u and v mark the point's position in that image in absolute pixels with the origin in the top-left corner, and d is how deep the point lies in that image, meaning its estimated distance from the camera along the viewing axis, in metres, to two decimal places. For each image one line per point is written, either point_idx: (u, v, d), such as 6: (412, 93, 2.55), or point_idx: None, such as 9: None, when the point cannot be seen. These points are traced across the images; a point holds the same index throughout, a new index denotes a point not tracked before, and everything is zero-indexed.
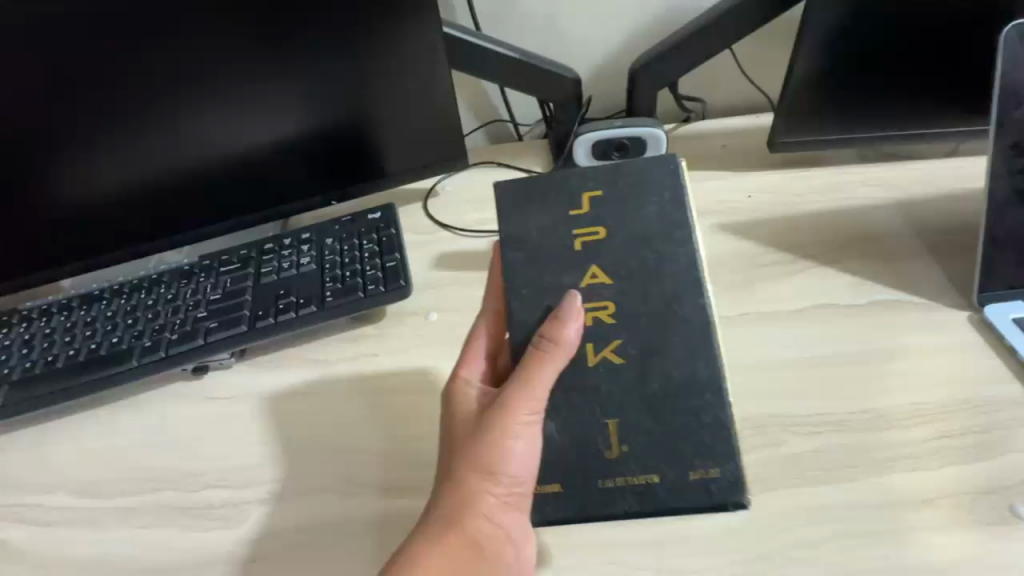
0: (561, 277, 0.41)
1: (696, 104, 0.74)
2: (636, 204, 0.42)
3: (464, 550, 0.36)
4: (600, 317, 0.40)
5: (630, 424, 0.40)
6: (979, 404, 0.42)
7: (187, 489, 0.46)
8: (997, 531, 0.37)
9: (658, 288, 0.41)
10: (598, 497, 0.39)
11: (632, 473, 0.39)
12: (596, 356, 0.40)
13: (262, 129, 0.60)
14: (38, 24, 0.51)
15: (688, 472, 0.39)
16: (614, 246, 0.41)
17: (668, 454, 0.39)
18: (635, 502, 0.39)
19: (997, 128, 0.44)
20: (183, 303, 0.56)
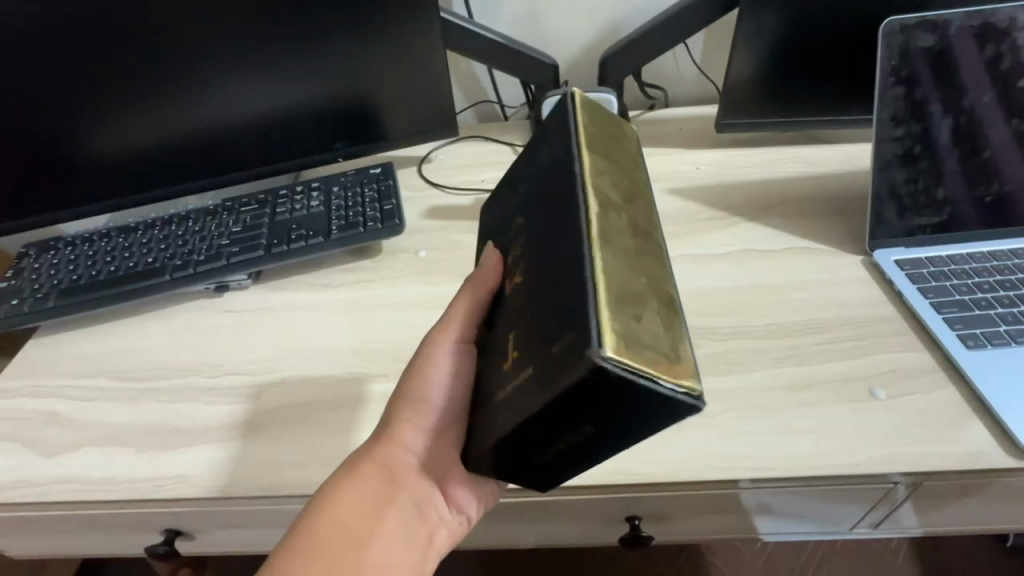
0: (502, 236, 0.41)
1: (659, 92, 0.85)
2: (541, 136, 0.39)
3: (382, 477, 0.41)
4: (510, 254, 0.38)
5: (525, 328, 0.32)
6: (856, 320, 0.53)
7: (210, 375, 0.56)
8: (856, 405, 0.47)
9: (552, 174, 0.34)
10: (486, 426, 0.33)
11: (519, 375, 0.30)
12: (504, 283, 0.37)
13: (282, 94, 0.70)
14: None
15: (559, 347, 0.27)
16: (531, 175, 0.39)
17: (542, 341, 0.29)
18: (517, 407, 0.29)
19: (879, 103, 0.55)
20: (207, 235, 0.66)
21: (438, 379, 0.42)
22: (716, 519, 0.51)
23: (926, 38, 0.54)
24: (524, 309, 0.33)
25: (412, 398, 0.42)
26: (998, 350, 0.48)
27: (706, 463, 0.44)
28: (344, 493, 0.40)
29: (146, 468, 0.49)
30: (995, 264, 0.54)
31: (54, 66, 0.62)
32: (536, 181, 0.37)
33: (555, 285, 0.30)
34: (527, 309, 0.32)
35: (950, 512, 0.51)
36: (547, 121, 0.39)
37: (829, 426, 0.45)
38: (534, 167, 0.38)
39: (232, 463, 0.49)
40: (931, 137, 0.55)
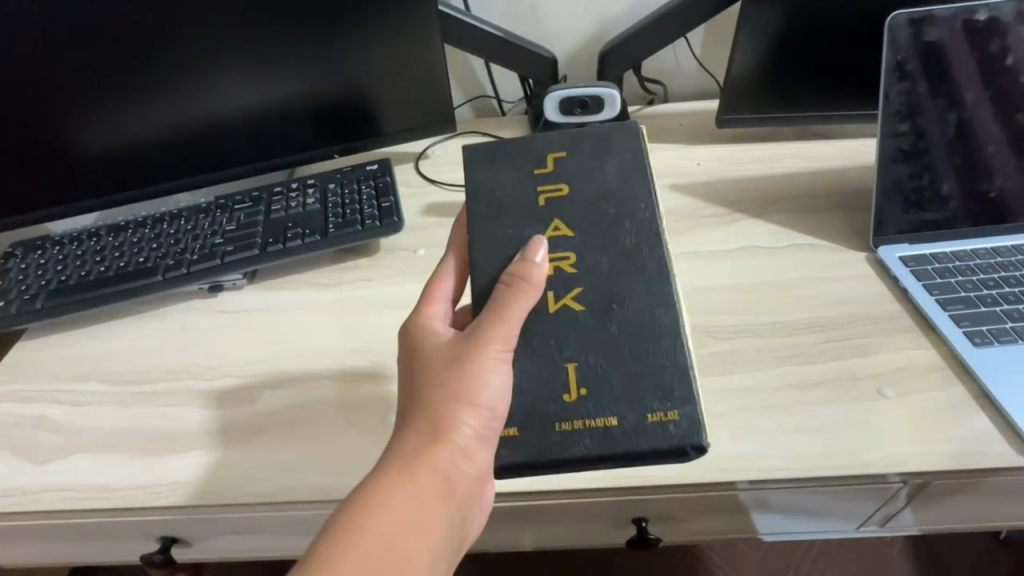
0: (526, 229, 0.46)
1: (658, 87, 0.85)
2: (596, 166, 0.47)
3: (433, 484, 0.38)
4: (563, 267, 0.45)
5: (589, 366, 0.43)
6: (861, 317, 0.52)
7: (204, 378, 0.54)
8: (864, 405, 0.46)
9: (618, 231, 0.45)
10: (544, 443, 0.42)
11: (592, 413, 0.42)
12: (556, 303, 0.44)
13: (276, 89, 0.69)
14: None
15: (646, 414, 0.41)
16: (578, 197, 0.46)
17: (626, 398, 0.42)
18: (593, 440, 0.41)
19: (884, 97, 0.54)
20: (201, 233, 0.64)
21: (496, 381, 0.41)
22: (722, 520, 0.51)
23: (931, 32, 0.53)
24: (589, 351, 0.43)
25: (462, 399, 0.40)
26: (1005, 347, 0.48)
27: (715, 464, 0.43)
28: (396, 501, 0.37)
29: (140, 475, 0.47)
30: (1000, 261, 0.54)
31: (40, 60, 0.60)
32: (589, 211, 0.46)
33: (634, 356, 0.43)
34: (593, 354, 0.43)
35: (955, 510, 0.51)
36: (607, 154, 0.48)
37: (837, 426, 0.45)
38: (580, 196, 0.46)
39: (228, 468, 0.47)
40: (936, 133, 0.55)
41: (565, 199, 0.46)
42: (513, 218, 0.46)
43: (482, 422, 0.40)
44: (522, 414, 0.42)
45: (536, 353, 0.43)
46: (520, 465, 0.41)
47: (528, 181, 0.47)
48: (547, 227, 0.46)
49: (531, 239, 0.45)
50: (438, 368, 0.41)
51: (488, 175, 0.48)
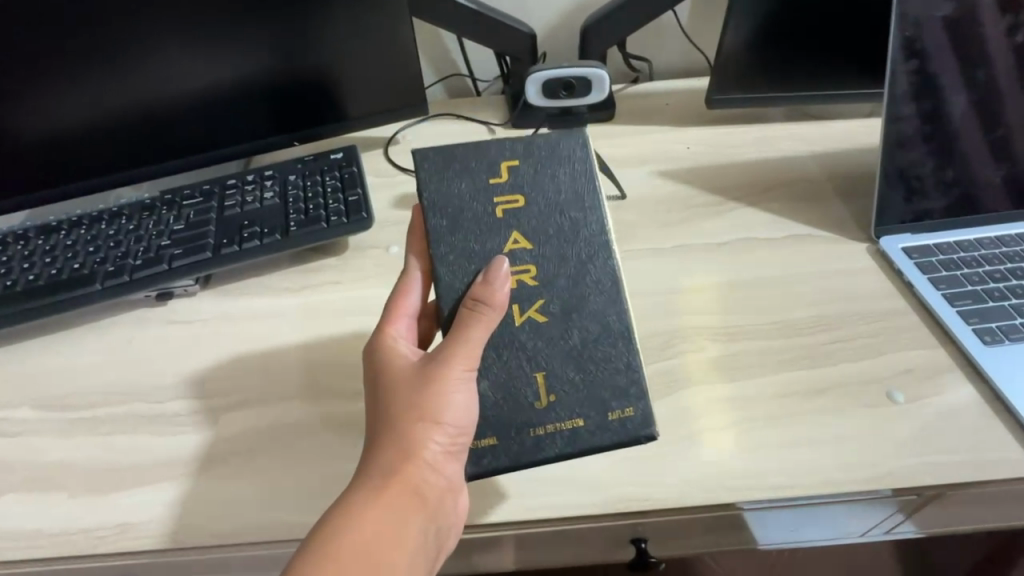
0: (485, 243, 0.41)
1: (643, 64, 0.79)
2: (552, 172, 0.42)
3: (404, 501, 0.36)
4: (526, 279, 0.41)
5: (555, 374, 0.40)
6: (866, 314, 0.50)
7: (156, 400, 0.48)
8: (874, 411, 0.43)
9: (575, 243, 0.41)
10: (512, 451, 0.40)
11: (558, 418, 0.40)
12: (521, 315, 0.41)
13: (223, 68, 0.61)
14: None
15: (607, 413, 0.40)
16: (534, 208, 0.41)
17: (589, 397, 0.40)
18: (564, 445, 0.40)
19: (892, 77, 0.51)
20: (144, 233, 0.57)
21: (465, 397, 0.38)
22: (725, 533, 0.48)
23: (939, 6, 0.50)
24: (551, 358, 0.41)
25: (428, 416, 0.37)
26: (1016, 345, 0.45)
27: (722, 483, 0.40)
28: (366, 519, 0.35)
29: (82, 517, 0.42)
30: (1004, 251, 0.52)
31: None
32: (547, 224, 0.41)
33: (594, 359, 0.41)
34: (557, 361, 0.41)
35: (961, 514, 0.49)
36: (558, 161, 0.42)
37: (848, 436, 0.42)
38: (536, 205, 0.41)
39: (186, 505, 0.42)
40: (941, 115, 0.52)
41: (520, 211, 0.41)
42: (471, 231, 0.41)
43: (451, 438, 0.38)
44: (492, 423, 0.40)
45: (504, 366, 0.41)
46: (493, 470, 0.40)
47: (480, 190, 0.41)
48: (506, 242, 0.41)
49: (490, 254, 0.41)
50: (401, 387, 0.38)
51: (441, 180, 0.41)
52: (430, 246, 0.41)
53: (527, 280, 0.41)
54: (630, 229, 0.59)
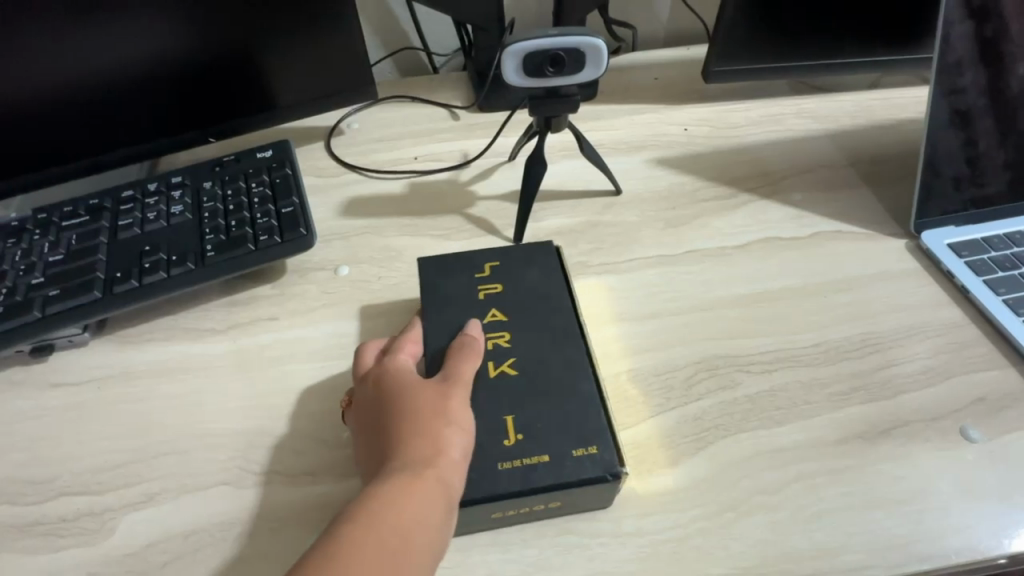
0: (463, 317, 0.39)
1: (626, 32, 0.69)
2: (530, 261, 0.41)
3: (423, 506, 0.29)
4: (501, 342, 0.37)
5: (527, 412, 0.34)
6: (919, 329, 0.42)
7: (31, 500, 0.36)
8: (951, 455, 0.36)
9: (550, 316, 0.38)
10: (487, 479, 0.31)
11: (521, 453, 0.32)
12: (494, 370, 0.36)
13: (100, 50, 0.47)
14: None
15: (571, 449, 0.32)
16: (512, 292, 0.40)
17: (561, 433, 0.33)
18: (531, 483, 0.31)
19: (943, 43, 0.43)
20: (10, 269, 0.44)
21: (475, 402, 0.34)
22: None
23: None
24: (517, 397, 0.35)
25: (447, 419, 0.32)
26: None
27: (784, 570, 0.32)
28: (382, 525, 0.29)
29: None
30: None
31: None
32: (527, 304, 0.39)
33: (557, 396, 0.34)
34: (525, 398, 0.34)
35: None
36: (533, 262, 0.41)
37: (924, 491, 0.34)
38: (516, 290, 0.40)
39: None
40: (997, 87, 0.45)
41: (500, 295, 0.39)
42: (451, 308, 0.39)
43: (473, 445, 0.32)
44: None
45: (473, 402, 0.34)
46: (473, 504, 0.31)
47: (463, 277, 0.41)
48: (483, 315, 0.39)
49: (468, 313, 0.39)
50: (408, 394, 0.34)
51: (430, 268, 0.41)
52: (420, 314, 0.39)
53: (498, 346, 0.37)
54: (629, 235, 0.49)
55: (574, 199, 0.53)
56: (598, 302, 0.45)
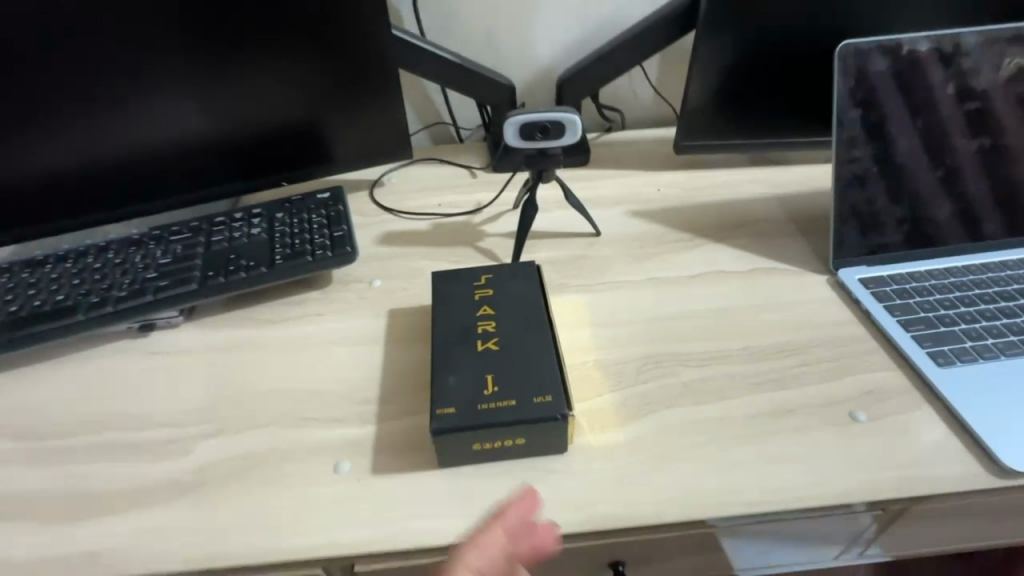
0: (462, 311, 0.50)
1: (616, 115, 0.85)
2: (515, 273, 0.54)
3: None
4: (488, 326, 0.49)
5: (503, 372, 0.45)
6: (829, 340, 0.52)
7: (132, 428, 0.48)
8: (840, 430, 0.45)
9: (529, 309, 0.50)
10: (469, 414, 0.42)
11: (497, 398, 0.43)
12: (482, 345, 0.47)
13: (214, 115, 0.64)
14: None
15: (533, 397, 0.43)
16: (500, 294, 0.52)
17: (527, 385, 0.43)
18: (502, 418, 0.42)
19: (838, 125, 0.55)
20: (131, 267, 0.59)
21: None
22: (704, 559, 0.48)
23: (879, 61, 0.54)
24: (497, 362, 0.45)
25: None
26: (967, 366, 0.48)
27: (695, 500, 0.41)
28: None
29: (51, 544, 0.41)
30: (951, 280, 0.55)
31: None
32: (510, 302, 0.51)
33: (527, 362, 0.45)
34: (503, 363, 0.45)
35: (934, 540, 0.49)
36: (517, 274, 0.54)
37: (814, 452, 0.44)
38: (504, 293, 0.52)
39: (155, 534, 0.41)
40: (889, 158, 0.56)
41: (491, 296, 0.51)
42: (453, 305, 0.51)
43: None
44: (447, 397, 0.43)
45: (463, 366, 0.45)
46: (457, 429, 0.41)
47: (464, 284, 0.53)
48: (476, 309, 0.50)
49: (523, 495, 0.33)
50: None
51: (440, 279, 0.54)
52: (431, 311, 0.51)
53: (486, 330, 0.48)
54: (604, 265, 0.62)
55: (561, 238, 0.66)
56: (569, 311, 0.57)
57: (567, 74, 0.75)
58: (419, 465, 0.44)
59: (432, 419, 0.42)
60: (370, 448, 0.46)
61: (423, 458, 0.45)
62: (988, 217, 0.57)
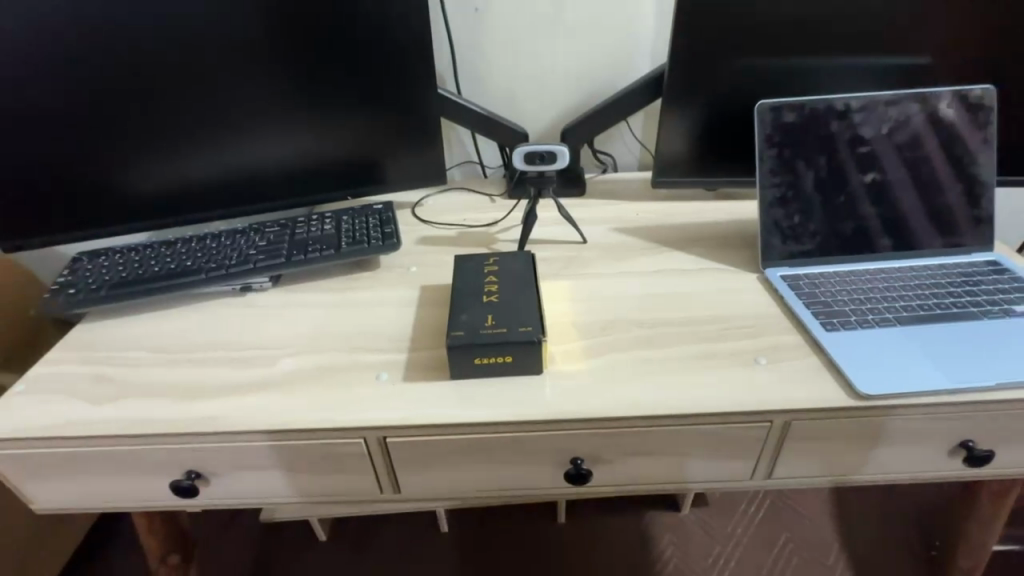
0: (474, 277, 0.70)
1: (609, 159, 1.06)
2: (516, 257, 0.73)
3: None
4: (492, 286, 0.67)
5: (500, 312, 0.63)
6: (752, 313, 0.68)
7: (235, 349, 0.67)
8: (748, 368, 0.60)
9: (523, 278, 0.69)
10: (473, 335, 0.60)
11: (494, 326, 0.61)
12: (486, 297, 0.65)
13: (304, 145, 0.87)
14: (170, 63, 0.76)
15: (520, 326, 0.60)
16: (503, 269, 0.71)
17: (516, 320, 0.61)
18: (497, 338, 0.59)
19: (760, 159, 0.74)
20: (237, 247, 0.80)
21: None
22: (649, 472, 0.62)
23: (788, 116, 0.73)
24: (496, 307, 0.64)
25: None
26: (848, 332, 0.64)
27: (632, 405, 0.57)
28: None
29: (182, 411, 0.59)
30: (847, 279, 0.72)
31: (126, 118, 0.78)
32: (510, 273, 0.70)
33: (517, 308, 0.63)
34: (500, 307, 0.64)
35: (835, 470, 0.62)
36: (517, 258, 0.73)
37: (725, 380, 0.59)
38: (506, 268, 0.71)
39: (250, 409, 0.59)
40: (799, 186, 0.74)
41: (497, 270, 0.71)
42: (469, 275, 0.70)
43: None
44: (459, 325, 0.61)
45: (472, 308, 0.64)
46: (464, 345, 0.59)
47: (478, 263, 0.72)
48: (485, 276, 0.69)
49: None
50: None
51: (461, 260, 0.73)
52: (453, 278, 0.71)
53: (490, 290, 0.67)
54: (588, 261, 0.80)
55: (557, 243, 0.84)
56: (556, 288, 0.74)
57: (569, 125, 0.96)
58: (437, 377, 0.62)
59: (448, 339, 0.60)
60: (403, 366, 0.63)
61: (439, 373, 0.62)
62: (878, 235, 0.75)
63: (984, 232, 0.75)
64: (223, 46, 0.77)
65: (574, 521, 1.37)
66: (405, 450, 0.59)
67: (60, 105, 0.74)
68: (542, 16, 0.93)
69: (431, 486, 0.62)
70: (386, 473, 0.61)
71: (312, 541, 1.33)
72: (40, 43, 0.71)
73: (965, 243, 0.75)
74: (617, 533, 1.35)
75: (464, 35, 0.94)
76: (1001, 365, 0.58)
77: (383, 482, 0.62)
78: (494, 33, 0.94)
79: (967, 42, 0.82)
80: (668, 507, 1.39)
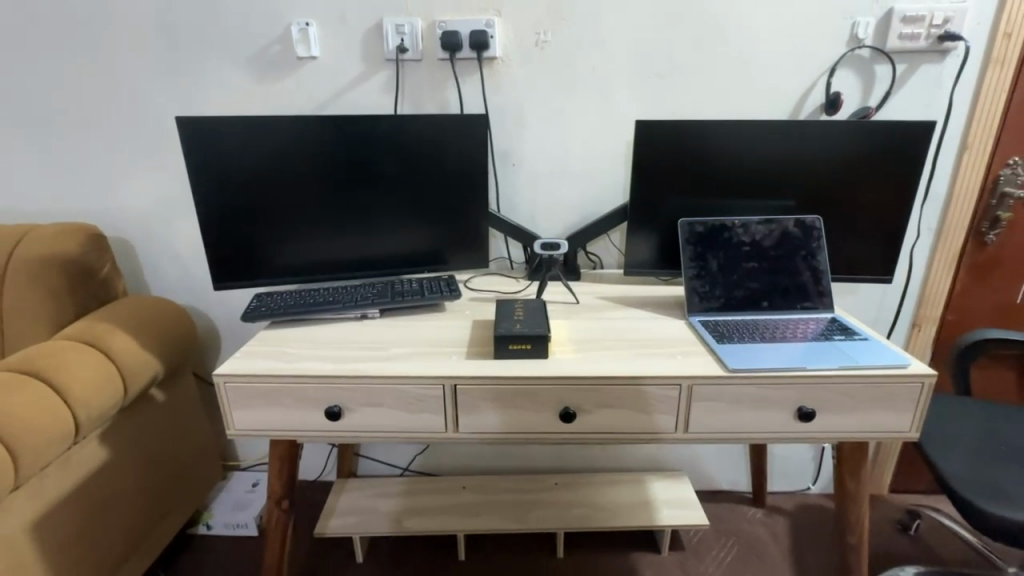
0: (508, 308, 1.15)
1: (597, 260, 1.57)
2: (534, 301, 1.19)
3: None
4: (519, 312, 1.13)
5: (524, 322, 1.07)
6: (677, 336, 1.12)
7: (363, 343, 1.11)
8: (670, 358, 1.03)
9: (538, 310, 1.14)
10: (509, 331, 1.03)
11: (521, 327, 1.04)
12: (516, 316, 1.10)
13: (402, 238, 1.38)
14: (335, 186, 1.29)
15: (537, 328, 1.04)
16: (526, 306, 1.16)
17: (535, 325, 1.05)
18: (523, 331, 1.02)
19: (684, 250, 1.23)
20: (359, 293, 1.27)
21: None
22: (612, 421, 1.01)
23: (698, 227, 1.23)
24: (522, 320, 1.08)
25: None
26: (731, 344, 1.07)
27: (600, 370, 0.98)
28: None
29: (337, 366, 1.02)
30: (737, 322, 1.17)
31: (303, 215, 1.29)
32: (531, 308, 1.15)
33: (533, 321, 1.08)
34: (524, 320, 1.08)
35: (726, 427, 1.01)
36: (535, 301, 1.19)
37: (655, 363, 1.01)
38: (528, 306, 1.16)
39: (377, 366, 1.01)
40: (708, 268, 1.22)
41: (522, 306, 1.16)
42: (505, 307, 1.16)
43: None
44: (501, 326, 1.05)
45: (507, 320, 1.08)
46: (504, 335, 1.02)
47: (510, 303, 1.18)
48: (514, 308, 1.15)
49: None
50: None
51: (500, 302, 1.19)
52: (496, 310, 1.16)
53: (519, 314, 1.12)
54: (579, 310, 1.25)
55: (560, 301, 1.31)
56: (557, 321, 1.19)
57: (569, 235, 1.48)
58: (485, 357, 1.04)
59: (495, 332, 1.03)
60: (464, 353, 1.06)
61: (486, 356, 1.05)
62: (758, 299, 1.21)
63: (827, 301, 1.21)
64: (367, 178, 1.30)
65: (571, 555, 1.63)
66: (465, 394, 0.99)
67: (269, 205, 1.26)
68: (554, 169, 1.49)
69: (478, 424, 1.02)
70: (452, 412, 1.01)
71: (352, 558, 1.61)
72: (265, 175, 1.24)
73: (814, 308, 1.20)
74: (606, 565, 1.60)
75: (504, 179, 1.50)
76: (818, 359, 0.99)
77: (449, 419, 1.01)
78: (524, 177, 1.50)
79: (815, 192, 1.33)
80: (651, 549, 1.65)
